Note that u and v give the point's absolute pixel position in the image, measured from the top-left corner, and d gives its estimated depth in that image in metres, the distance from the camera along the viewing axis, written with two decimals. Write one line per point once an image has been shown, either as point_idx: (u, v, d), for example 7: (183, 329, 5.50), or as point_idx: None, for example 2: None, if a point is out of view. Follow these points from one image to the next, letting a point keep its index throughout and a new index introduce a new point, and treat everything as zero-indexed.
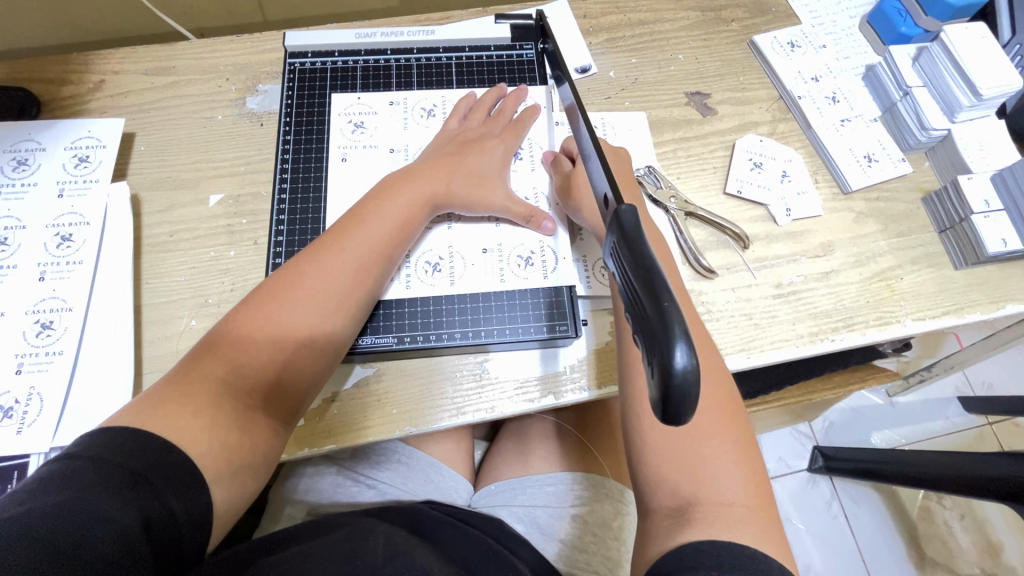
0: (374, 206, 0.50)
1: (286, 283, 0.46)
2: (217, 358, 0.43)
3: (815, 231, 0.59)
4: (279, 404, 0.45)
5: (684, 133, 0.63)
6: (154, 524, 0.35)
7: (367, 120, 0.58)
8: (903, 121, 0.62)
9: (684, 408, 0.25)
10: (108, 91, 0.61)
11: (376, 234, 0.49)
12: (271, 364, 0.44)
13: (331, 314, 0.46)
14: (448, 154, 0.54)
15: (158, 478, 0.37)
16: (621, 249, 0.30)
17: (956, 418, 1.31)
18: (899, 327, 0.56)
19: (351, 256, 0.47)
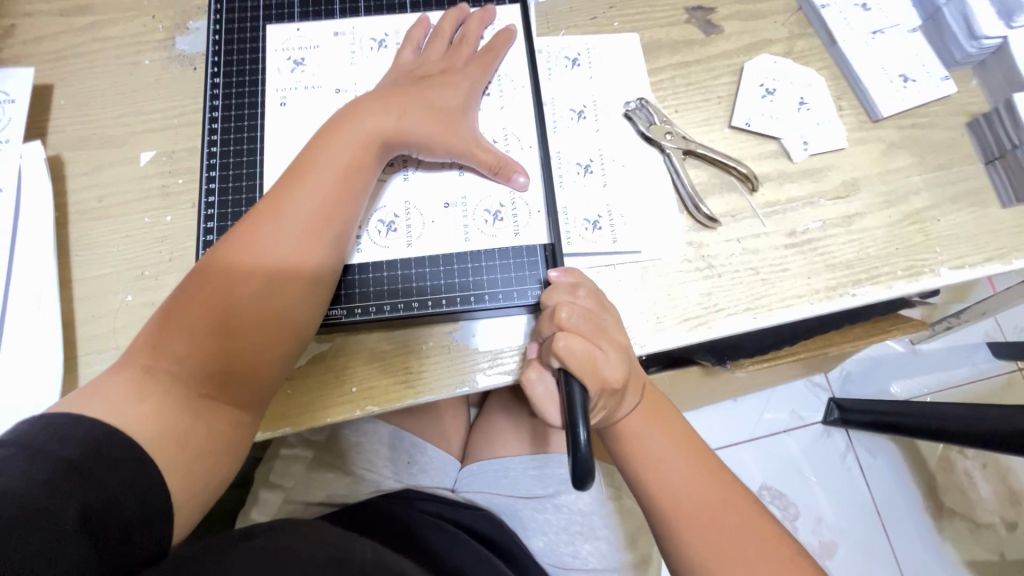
0: (321, 157, 0.42)
1: (224, 259, 0.40)
2: (157, 345, 0.39)
3: (837, 167, 0.51)
4: (236, 390, 0.40)
5: (684, 56, 0.54)
6: (96, 519, 0.32)
7: (309, 57, 0.50)
8: (948, 30, 0.52)
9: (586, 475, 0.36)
10: (20, 37, 0.54)
11: (319, 190, 0.42)
12: (218, 350, 0.39)
13: (274, 287, 0.40)
14: (403, 92, 0.46)
15: (97, 466, 0.34)
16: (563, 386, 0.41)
17: (984, 365, 1.23)
18: (932, 277, 0.48)
19: (288, 218, 0.41)
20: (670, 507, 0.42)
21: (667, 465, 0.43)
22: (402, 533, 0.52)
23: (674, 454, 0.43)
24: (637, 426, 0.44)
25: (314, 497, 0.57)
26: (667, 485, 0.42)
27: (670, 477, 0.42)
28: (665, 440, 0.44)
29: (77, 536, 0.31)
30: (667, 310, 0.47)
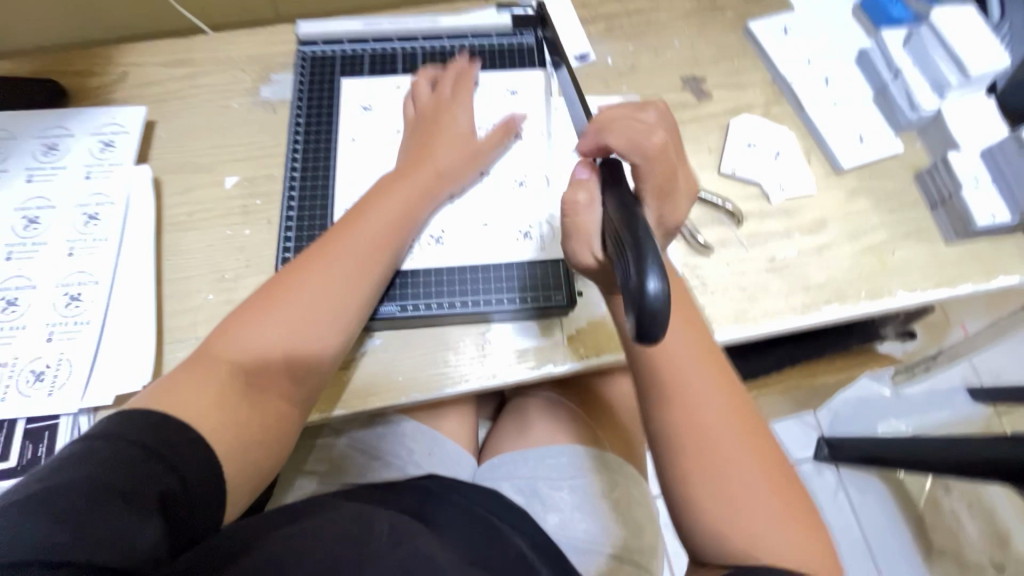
0: (376, 198, 0.53)
1: (297, 273, 0.49)
2: (237, 346, 0.46)
3: (808, 207, 0.61)
4: (302, 378, 0.48)
5: (680, 115, 0.65)
6: (170, 501, 0.37)
7: (376, 105, 0.61)
8: (894, 101, 0.64)
9: (656, 326, 0.29)
10: (131, 82, 0.65)
11: (374, 219, 0.52)
12: (294, 346, 0.47)
13: (339, 295, 0.49)
14: (439, 146, 0.57)
15: (169, 453, 0.39)
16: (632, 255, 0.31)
17: (963, 407, 1.30)
18: (890, 299, 0.57)
19: (353, 241, 0.50)
20: (686, 427, 0.44)
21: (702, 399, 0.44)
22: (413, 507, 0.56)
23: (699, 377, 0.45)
24: (680, 355, 0.45)
25: (342, 484, 0.63)
26: (700, 416, 0.44)
27: (703, 407, 0.44)
28: (707, 380, 0.45)
29: (157, 516, 0.36)
30: None
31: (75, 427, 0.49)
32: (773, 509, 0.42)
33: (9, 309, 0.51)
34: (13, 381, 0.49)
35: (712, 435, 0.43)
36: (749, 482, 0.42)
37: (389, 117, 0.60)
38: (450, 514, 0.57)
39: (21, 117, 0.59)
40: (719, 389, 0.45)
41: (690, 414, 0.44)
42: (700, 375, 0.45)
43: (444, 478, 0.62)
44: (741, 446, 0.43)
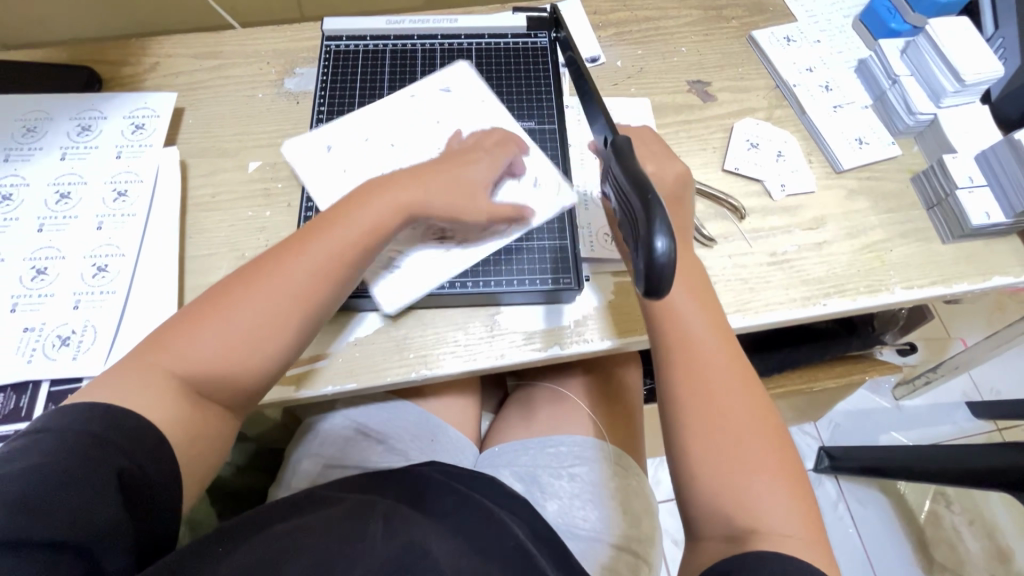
0: (341, 221, 0.48)
1: (248, 280, 0.46)
2: (174, 346, 0.44)
3: (809, 206, 0.63)
4: (226, 395, 0.45)
5: (686, 116, 0.68)
6: (127, 480, 0.38)
7: (443, 95, 0.61)
8: (892, 108, 0.67)
9: (663, 282, 0.32)
10: (162, 72, 0.68)
11: (338, 240, 0.48)
12: (220, 366, 0.44)
13: (286, 312, 0.46)
14: (424, 172, 0.52)
15: (119, 437, 0.39)
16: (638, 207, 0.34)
17: (964, 422, 1.30)
18: (888, 294, 0.59)
19: (311, 257, 0.47)
20: (692, 379, 0.46)
21: (711, 361, 0.47)
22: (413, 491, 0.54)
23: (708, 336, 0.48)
24: (692, 319, 0.48)
25: (346, 470, 0.62)
26: (707, 376, 0.46)
27: (708, 362, 0.47)
28: (718, 348, 0.48)
29: (114, 491, 0.37)
30: None
31: None
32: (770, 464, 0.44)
33: (38, 277, 0.53)
34: (39, 345, 0.51)
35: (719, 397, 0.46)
36: (749, 448, 0.44)
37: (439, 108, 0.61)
38: (447, 500, 0.53)
39: (58, 99, 0.62)
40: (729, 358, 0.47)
41: (698, 374, 0.46)
42: (712, 342, 0.48)
43: (444, 466, 0.58)
44: (746, 413, 0.45)
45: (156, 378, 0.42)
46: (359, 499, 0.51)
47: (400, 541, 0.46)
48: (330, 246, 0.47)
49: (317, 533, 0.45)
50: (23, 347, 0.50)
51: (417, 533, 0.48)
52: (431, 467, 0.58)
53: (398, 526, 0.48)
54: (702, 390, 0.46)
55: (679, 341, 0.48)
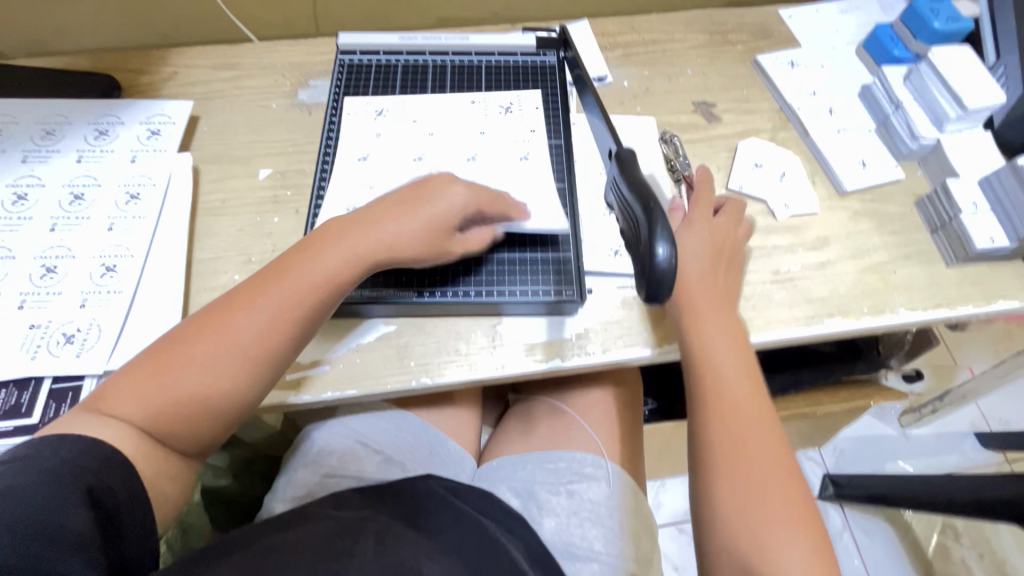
0: (303, 271, 0.47)
1: (223, 319, 0.45)
2: (145, 381, 0.43)
3: (812, 226, 0.64)
4: (188, 437, 0.44)
5: (691, 135, 0.69)
6: (98, 496, 0.38)
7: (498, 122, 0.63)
8: (895, 132, 0.67)
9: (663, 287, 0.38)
10: (180, 81, 0.70)
11: (311, 278, 0.47)
12: (179, 412, 0.43)
13: (255, 352, 0.45)
14: (388, 214, 0.50)
15: (91, 462, 0.39)
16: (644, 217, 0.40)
17: (973, 453, 1.28)
18: (892, 316, 0.59)
19: (284, 293, 0.46)
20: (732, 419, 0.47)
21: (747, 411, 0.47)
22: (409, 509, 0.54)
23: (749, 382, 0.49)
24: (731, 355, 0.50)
25: (342, 480, 0.60)
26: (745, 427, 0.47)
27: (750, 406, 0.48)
28: (755, 401, 0.48)
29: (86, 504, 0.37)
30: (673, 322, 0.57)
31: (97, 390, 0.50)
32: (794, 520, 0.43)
33: (47, 276, 0.54)
34: (44, 342, 0.51)
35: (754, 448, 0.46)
36: (769, 491, 0.44)
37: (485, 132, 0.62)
38: (448, 519, 0.53)
39: (78, 105, 0.64)
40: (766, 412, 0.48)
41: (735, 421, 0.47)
42: (749, 394, 0.48)
43: (446, 482, 0.58)
44: (775, 466, 0.45)
45: (111, 424, 0.41)
46: (354, 518, 0.50)
47: (390, 559, 0.45)
48: (289, 296, 0.47)
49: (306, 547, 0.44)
50: (28, 343, 0.51)
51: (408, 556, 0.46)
52: (441, 483, 0.57)
53: (391, 547, 0.47)
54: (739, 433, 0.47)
55: (717, 385, 0.49)
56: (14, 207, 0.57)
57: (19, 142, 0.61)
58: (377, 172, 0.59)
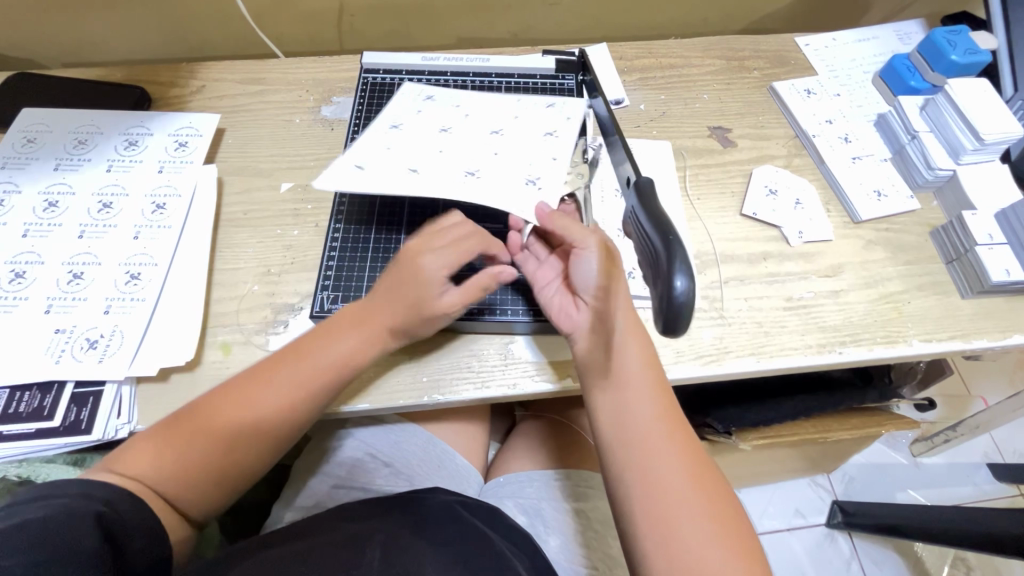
0: (323, 367, 0.49)
1: (252, 386, 0.48)
2: (174, 438, 0.46)
3: (826, 253, 0.64)
4: (194, 495, 0.46)
5: (706, 160, 0.69)
6: (104, 519, 0.39)
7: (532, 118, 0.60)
8: (911, 162, 0.68)
9: (679, 317, 0.33)
10: (207, 94, 0.72)
11: (331, 355, 0.50)
12: (196, 473, 0.46)
13: (272, 417, 0.48)
14: (398, 304, 0.51)
15: (100, 493, 0.40)
16: (659, 239, 0.35)
17: (986, 485, 1.25)
18: (906, 346, 0.58)
19: (306, 368, 0.49)
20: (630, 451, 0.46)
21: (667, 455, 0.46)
22: (413, 517, 0.53)
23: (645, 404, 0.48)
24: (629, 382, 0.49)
25: (350, 492, 0.61)
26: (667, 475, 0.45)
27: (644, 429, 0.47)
28: (665, 435, 0.47)
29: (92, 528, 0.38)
30: (686, 346, 0.57)
31: (117, 396, 0.52)
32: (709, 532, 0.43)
33: (74, 282, 0.55)
34: (67, 347, 0.52)
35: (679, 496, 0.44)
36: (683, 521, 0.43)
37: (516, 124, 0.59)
38: (450, 530, 0.52)
39: (109, 116, 0.66)
40: (684, 451, 0.46)
41: (653, 472, 0.45)
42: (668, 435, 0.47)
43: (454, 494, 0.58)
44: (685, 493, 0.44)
45: (134, 488, 0.43)
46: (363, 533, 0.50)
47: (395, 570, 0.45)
48: (311, 390, 0.49)
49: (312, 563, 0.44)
50: (53, 348, 0.52)
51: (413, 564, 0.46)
52: (453, 498, 0.57)
53: (395, 559, 0.46)
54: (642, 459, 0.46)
55: (629, 434, 0.47)
56: (44, 213, 0.59)
57: (53, 151, 0.62)
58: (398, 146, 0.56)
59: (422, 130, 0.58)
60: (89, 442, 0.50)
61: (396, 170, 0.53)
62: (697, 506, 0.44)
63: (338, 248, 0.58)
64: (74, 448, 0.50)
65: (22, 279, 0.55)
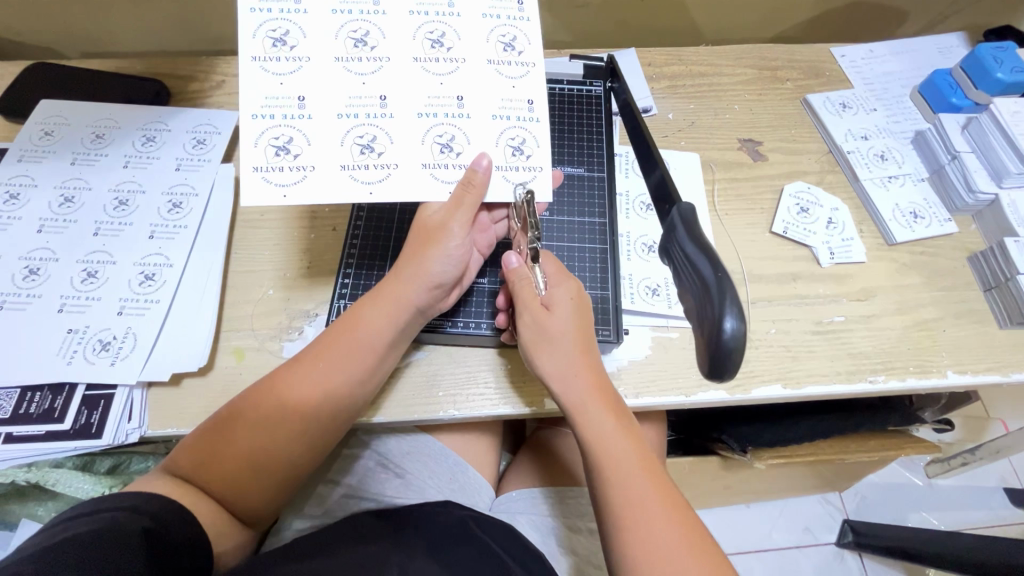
0: (349, 343, 0.48)
1: (284, 379, 0.47)
2: (218, 445, 0.46)
3: (857, 276, 0.61)
4: (246, 497, 0.47)
5: (735, 174, 0.67)
6: (151, 535, 0.39)
7: (490, 54, 0.48)
8: (950, 183, 0.65)
9: (729, 360, 0.33)
10: (226, 89, 0.70)
11: (358, 335, 0.48)
12: (246, 473, 0.46)
13: (315, 405, 0.47)
14: (413, 260, 0.49)
15: (152, 508, 0.40)
16: (703, 277, 0.34)
17: (1001, 509, 1.22)
18: (940, 377, 0.56)
19: (335, 354, 0.48)
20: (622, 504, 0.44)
21: (643, 512, 0.43)
22: (430, 538, 0.52)
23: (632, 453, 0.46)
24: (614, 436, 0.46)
25: (362, 503, 0.60)
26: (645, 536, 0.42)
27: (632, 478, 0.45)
28: (651, 480, 0.45)
29: (139, 543, 0.37)
30: None
31: (128, 400, 0.51)
32: None
33: (88, 280, 0.54)
34: (80, 348, 0.51)
35: (659, 557, 0.41)
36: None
37: (467, 70, 0.48)
38: (468, 552, 0.51)
39: (128, 110, 0.65)
40: (671, 497, 0.44)
41: (646, 538, 0.42)
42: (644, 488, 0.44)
43: (470, 511, 0.57)
44: (682, 546, 0.41)
45: (177, 490, 0.44)
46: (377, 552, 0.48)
47: None
48: (337, 366, 0.47)
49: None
50: (65, 348, 0.51)
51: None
52: (466, 513, 0.56)
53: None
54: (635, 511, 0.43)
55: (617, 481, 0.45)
56: (60, 209, 0.58)
57: (70, 145, 0.62)
58: (313, 117, 0.45)
59: (329, 79, 0.46)
60: (99, 446, 0.49)
61: (330, 180, 0.45)
62: (684, 550, 0.41)
63: (355, 262, 0.57)
64: (84, 451, 0.49)
65: (36, 276, 0.54)
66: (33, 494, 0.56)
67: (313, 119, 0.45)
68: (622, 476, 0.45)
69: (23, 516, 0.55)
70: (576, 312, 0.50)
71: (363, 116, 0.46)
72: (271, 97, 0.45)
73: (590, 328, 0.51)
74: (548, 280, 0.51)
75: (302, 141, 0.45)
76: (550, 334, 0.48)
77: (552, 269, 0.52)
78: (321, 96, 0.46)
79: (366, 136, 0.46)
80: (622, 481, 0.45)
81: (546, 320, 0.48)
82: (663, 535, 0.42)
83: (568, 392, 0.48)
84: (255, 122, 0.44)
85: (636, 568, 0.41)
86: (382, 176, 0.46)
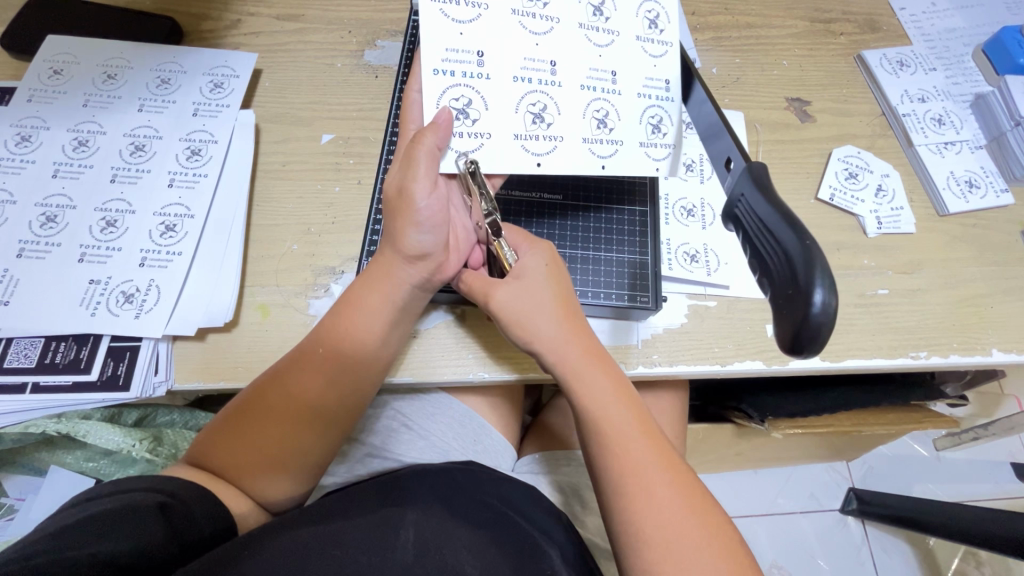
0: (344, 324, 0.47)
1: (288, 365, 0.46)
2: (243, 429, 0.46)
3: (904, 248, 0.59)
4: (267, 478, 0.46)
5: (782, 135, 0.63)
6: (170, 506, 0.39)
7: (638, 29, 0.46)
8: (1010, 151, 0.61)
9: (819, 337, 0.31)
10: (243, 30, 0.65)
11: (353, 315, 0.47)
12: (266, 458, 0.46)
13: (323, 388, 0.46)
14: (392, 232, 0.47)
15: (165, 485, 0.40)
16: (783, 245, 0.32)
17: (1007, 484, 1.23)
18: (983, 355, 0.55)
19: (330, 335, 0.47)
20: (620, 478, 0.43)
21: (645, 485, 0.42)
22: (445, 494, 0.51)
23: (627, 428, 0.45)
24: (609, 409, 0.45)
25: (383, 462, 0.60)
26: (646, 505, 0.42)
27: (630, 449, 0.44)
28: (647, 451, 0.44)
29: (156, 514, 0.38)
30: (748, 338, 0.54)
31: (154, 354, 0.50)
32: (717, 558, 0.40)
33: (108, 230, 0.53)
34: (103, 299, 0.50)
35: (662, 530, 0.41)
36: (683, 549, 0.40)
37: (620, 46, 0.46)
38: (480, 508, 0.50)
39: (140, 49, 0.61)
40: (670, 470, 0.43)
41: (648, 510, 0.41)
42: (642, 456, 0.44)
43: (495, 475, 0.57)
44: (684, 518, 0.41)
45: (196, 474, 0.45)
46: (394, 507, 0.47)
47: (433, 554, 0.42)
48: (340, 346, 0.47)
49: (346, 543, 0.41)
50: (87, 299, 0.50)
51: (451, 552, 0.42)
52: (488, 475, 0.56)
53: (432, 538, 0.43)
54: (635, 483, 0.43)
55: (616, 458, 0.44)
56: (74, 153, 0.55)
57: (81, 85, 0.58)
58: (490, 78, 0.44)
59: (506, 35, 0.44)
60: (127, 398, 0.48)
61: (503, 149, 0.45)
62: (687, 523, 0.41)
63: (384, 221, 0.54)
64: (112, 403, 0.49)
65: (54, 223, 0.52)
66: (60, 443, 0.56)
67: (491, 80, 0.44)
68: (619, 444, 0.44)
69: (52, 463, 0.56)
70: (544, 285, 0.47)
71: (534, 82, 0.45)
72: (451, 51, 0.43)
73: (568, 289, 0.49)
74: (516, 252, 0.49)
75: (479, 104, 0.44)
76: (529, 305, 0.47)
77: (515, 238, 0.50)
78: (499, 55, 0.44)
79: (537, 104, 0.46)
80: (618, 447, 0.44)
81: (515, 292, 0.47)
82: (670, 511, 0.41)
83: (558, 359, 0.47)
84: (436, 79, 0.43)
85: (639, 538, 0.41)
86: (550, 149, 0.46)
